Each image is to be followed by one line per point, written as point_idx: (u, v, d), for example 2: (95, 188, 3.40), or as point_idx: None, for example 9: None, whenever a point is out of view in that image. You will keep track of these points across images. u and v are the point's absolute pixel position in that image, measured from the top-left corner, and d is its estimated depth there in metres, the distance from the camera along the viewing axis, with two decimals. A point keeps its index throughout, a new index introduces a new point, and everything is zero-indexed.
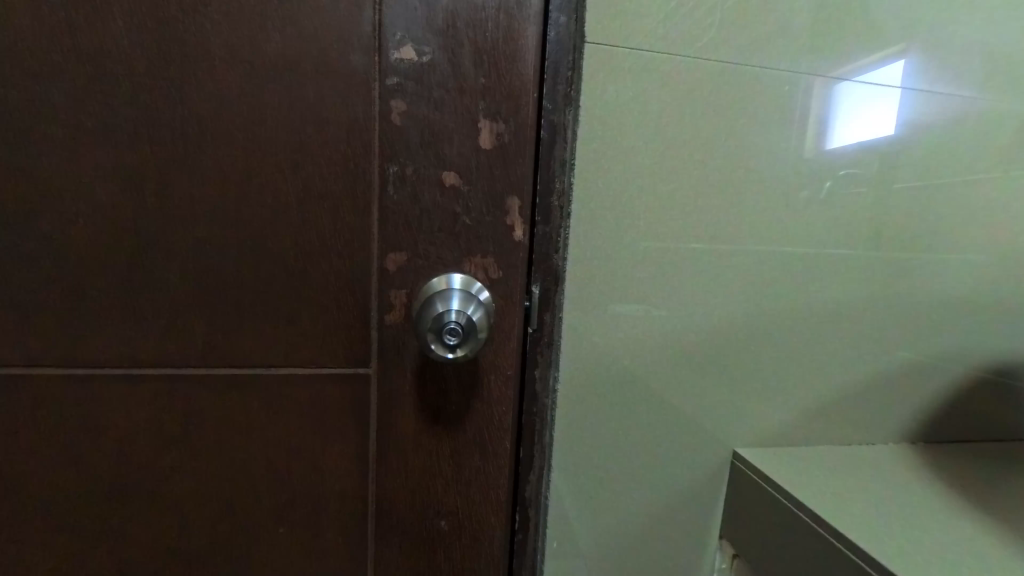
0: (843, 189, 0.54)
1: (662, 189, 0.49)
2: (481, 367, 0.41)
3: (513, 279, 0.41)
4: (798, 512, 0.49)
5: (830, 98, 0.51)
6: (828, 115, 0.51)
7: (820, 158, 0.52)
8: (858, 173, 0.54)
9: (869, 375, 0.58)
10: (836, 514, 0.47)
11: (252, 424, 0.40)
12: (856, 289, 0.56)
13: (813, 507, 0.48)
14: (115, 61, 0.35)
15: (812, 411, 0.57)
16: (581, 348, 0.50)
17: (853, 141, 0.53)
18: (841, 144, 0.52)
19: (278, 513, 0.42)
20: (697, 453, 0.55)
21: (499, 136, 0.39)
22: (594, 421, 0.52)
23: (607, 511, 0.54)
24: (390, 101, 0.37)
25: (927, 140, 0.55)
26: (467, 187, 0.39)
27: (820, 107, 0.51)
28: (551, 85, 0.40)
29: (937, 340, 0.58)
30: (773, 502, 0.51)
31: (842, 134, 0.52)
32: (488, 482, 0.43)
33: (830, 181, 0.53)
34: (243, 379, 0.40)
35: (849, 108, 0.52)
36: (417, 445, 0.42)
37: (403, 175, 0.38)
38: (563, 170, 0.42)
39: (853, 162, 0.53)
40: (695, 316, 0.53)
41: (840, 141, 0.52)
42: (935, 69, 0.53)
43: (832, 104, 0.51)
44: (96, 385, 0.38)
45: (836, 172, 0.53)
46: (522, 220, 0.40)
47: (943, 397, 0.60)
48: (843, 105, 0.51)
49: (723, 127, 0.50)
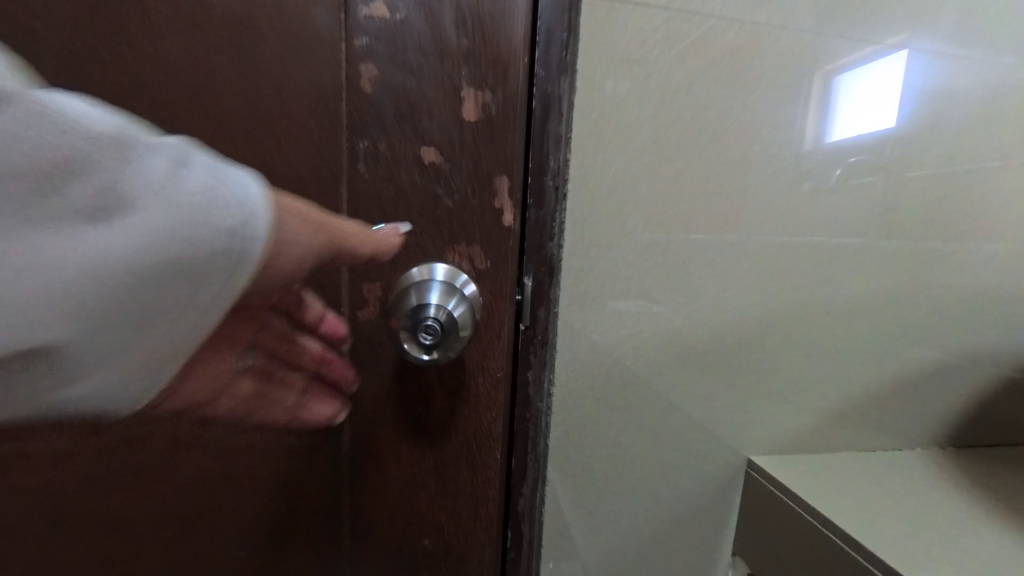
0: (857, 176, 0.49)
1: (670, 172, 0.45)
2: (466, 368, 0.37)
3: (502, 270, 0.36)
4: (827, 533, 0.45)
5: (832, 86, 0.46)
6: (829, 102, 0.47)
7: (830, 145, 0.48)
8: (874, 160, 0.49)
9: (894, 375, 0.53)
10: (867, 534, 0.43)
11: (318, 355, 0.35)
12: (876, 285, 0.51)
13: (843, 527, 0.44)
14: (35, 17, 0.30)
15: (831, 413, 0.53)
16: (580, 347, 0.46)
17: (858, 132, 0.48)
18: (842, 134, 0.48)
19: (243, 535, 0.38)
20: (708, 461, 0.51)
21: (485, 107, 0.34)
22: (594, 427, 0.47)
23: (613, 525, 0.50)
24: (360, 65, 0.33)
25: (959, 120, 0.50)
26: (449, 166, 0.35)
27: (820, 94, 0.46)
28: (545, 49, 0.35)
29: (967, 337, 0.54)
30: (797, 519, 0.47)
31: (845, 123, 0.48)
32: (476, 496, 0.39)
33: (841, 169, 0.49)
34: (326, 356, 0.35)
35: (851, 99, 0.47)
36: (398, 456, 0.38)
37: (376, 151, 0.34)
38: (558, 148, 0.38)
39: (866, 150, 0.49)
40: (702, 313, 0.48)
41: (841, 131, 0.48)
42: (966, 40, 0.49)
43: (835, 91, 0.46)
44: (5, 401, 0.21)
45: (846, 159, 0.49)
46: (512, 204, 0.36)
47: (973, 397, 0.56)
48: (845, 93, 0.47)
49: (738, 103, 0.45)
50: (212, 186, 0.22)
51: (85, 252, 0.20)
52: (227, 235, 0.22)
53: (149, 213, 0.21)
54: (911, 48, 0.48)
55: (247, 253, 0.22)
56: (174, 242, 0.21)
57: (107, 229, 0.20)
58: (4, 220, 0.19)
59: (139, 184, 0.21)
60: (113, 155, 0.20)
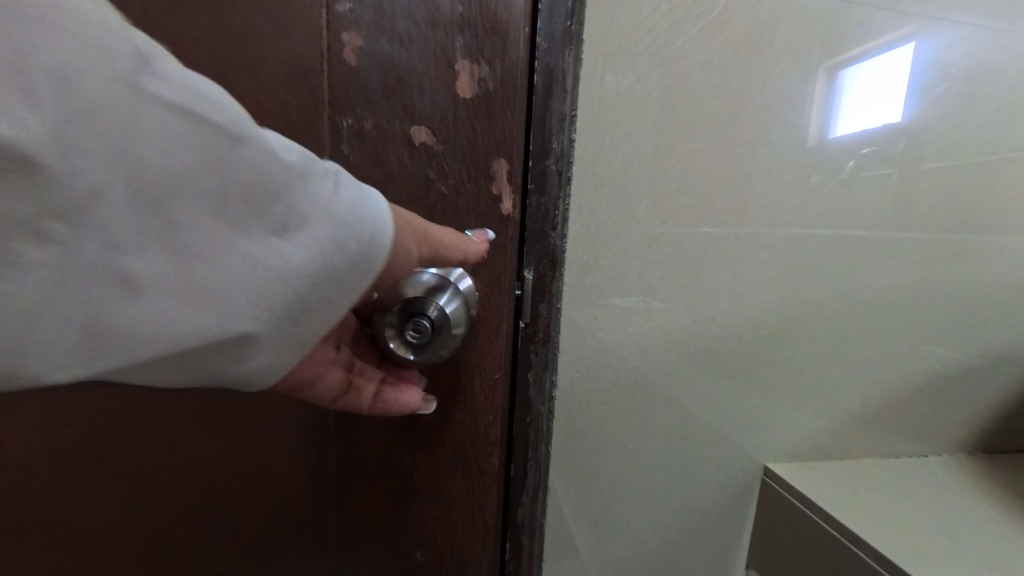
0: (869, 169, 0.46)
1: (684, 159, 0.42)
2: (461, 367, 0.34)
3: (500, 262, 0.33)
4: (855, 550, 0.42)
5: (836, 82, 0.43)
6: (832, 98, 0.43)
7: (839, 141, 0.45)
8: (882, 152, 0.46)
9: (917, 376, 0.50)
10: (897, 550, 0.41)
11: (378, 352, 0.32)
12: (897, 283, 0.48)
13: (872, 543, 0.41)
14: None
15: (850, 416, 0.50)
16: (586, 347, 0.43)
17: (860, 127, 0.45)
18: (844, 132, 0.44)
19: (216, 552, 0.35)
20: (722, 468, 0.48)
21: (482, 82, 0.31)
22: (600, 431, 0.45)
23: (621, 536, 0.47)
24: (342, 34, 0.30)
25: (989, 106, 0.47)
26: (442, 146, 0.31)
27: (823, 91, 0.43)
28: (548, 19, 0.32)
29: (992, 336, 0.52)
30: (823, 534, 0.45)
31: (846, 119, 0.44)
32: (472, 506, 0.36)
33: (853, 162, 0.45)
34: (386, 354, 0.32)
35: (853, 92, 0.44)
36: (388, 462, 0.35)
37: (360, 129, 0.31)
38: (562, 128, 0.34)
39: (880, 141, 0.46)
40: (713, 312, 0.45)
41: (842, 129, 0.44)
42: (996, 20, 0.46)
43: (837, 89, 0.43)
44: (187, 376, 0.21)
45: (857, 151, 0.45)
46: (511, 189, 0.32)
47: (995, 400, 0.53)
48: (847, 90, 0.44)
49: (758, 85, 0.42)
50: (359, 202, 0.23)
51: (269, 263, 0.20)
52: (369, 246, 0.23)
53: (318, 230, 0.22)
54: (917, 36, 0.45)
55: (374, 266, 0.24)
56: (326, 254, 0.22)
57: (276, 239, 0.21)
58: (208, 229, 0.19)
59: (311, 202, 0.21)
60: (297, 175, 0.21)
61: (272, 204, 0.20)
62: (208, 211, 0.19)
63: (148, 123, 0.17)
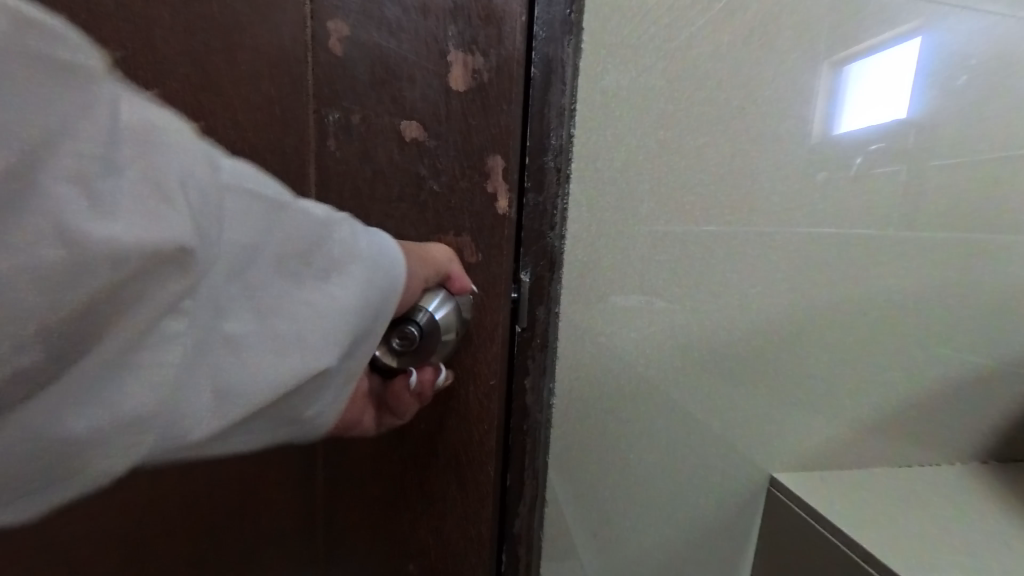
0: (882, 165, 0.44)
1: (689, 156, 0.40)
2: (454, 375, 0.33)
3: (495, 263, 0.32)
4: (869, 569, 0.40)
5: (842, 74, 0.41)
6: (839, 89, 0.41)
7: (847, 136, 0.43)
8: (894, 147, 0.44)
9: (930, 381, 0.49)
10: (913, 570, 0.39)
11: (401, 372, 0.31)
12: (910, 285, 0.47)
13: (886, 562, 0.40)
14: None
15: (860, 422, 0.48)
16: (587, 350, 0.41)
17: (866, 122, 0.43)
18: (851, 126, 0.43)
19: None
20: (728, 476, 0.47)
21: (476, 73, 0.29)
22: (602, 438, 0.43)
23: (623, 546, 0.46)
24: (328, 22, 0.28)
25: (1008, 101, 0.45)
26: (434, 142, 0.30)
27: (830, 82, 0.41)
28: (546, 6, 0.30)
29: (1007, 340, 0.50)
30: (835, 552, 0.43)
31: (853, 111, 0.42)
32: (467, 518, 0.35)
33: (861, 158, 0.43)
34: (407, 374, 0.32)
35: (862, 84, 0.42)
36: (379, 471, 0.34)
37: (348, 123, 0.29)
38: (561, 121, 0.32)
39: (891, 136, 0.44)
40: (719, 315, 0.44)
41: (849, 122, 0.42)
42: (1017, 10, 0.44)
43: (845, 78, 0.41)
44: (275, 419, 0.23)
45: (865, 147, 0.43)
46: (507, 187, 0.31)
47: (1009, 405, 0.52)
48: (854, 83, 0.42)
49: (768, 77, 0.40)
50: (380, 245, 0.26)
51: (318, 307, 0.23)
52: (400, 280, 0.26)
53: (354, 270, 0.24)
54: (928, 27, 0.43)
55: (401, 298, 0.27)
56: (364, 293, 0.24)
57: (322, 287, 0.23)
58: (269, 286, 0.21)
59: (347, 247, 0.24)
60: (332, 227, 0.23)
61: (317, 256, 0.23)
62: (272, 274, 0.21)
63: (223, 205, 0.19)
